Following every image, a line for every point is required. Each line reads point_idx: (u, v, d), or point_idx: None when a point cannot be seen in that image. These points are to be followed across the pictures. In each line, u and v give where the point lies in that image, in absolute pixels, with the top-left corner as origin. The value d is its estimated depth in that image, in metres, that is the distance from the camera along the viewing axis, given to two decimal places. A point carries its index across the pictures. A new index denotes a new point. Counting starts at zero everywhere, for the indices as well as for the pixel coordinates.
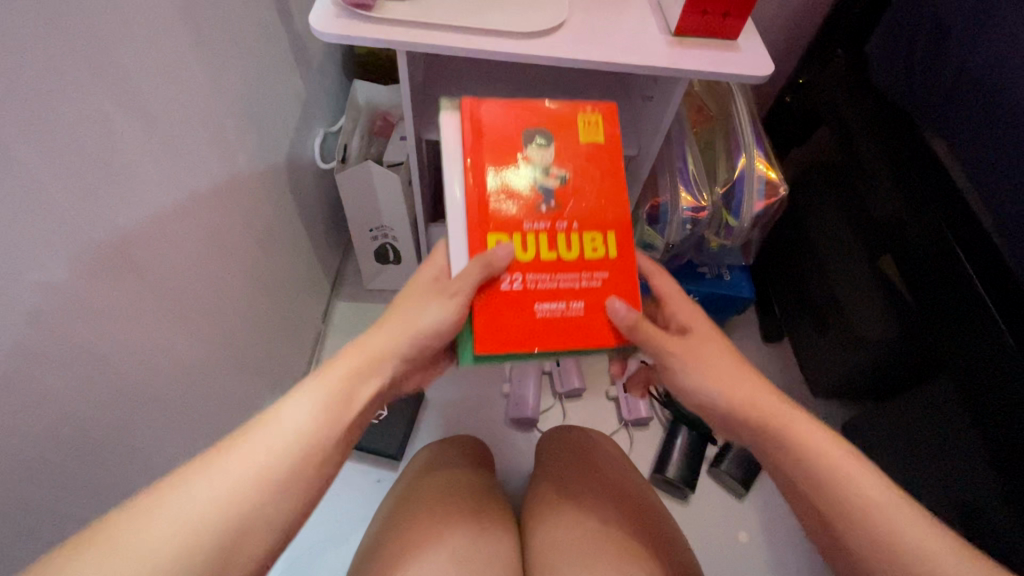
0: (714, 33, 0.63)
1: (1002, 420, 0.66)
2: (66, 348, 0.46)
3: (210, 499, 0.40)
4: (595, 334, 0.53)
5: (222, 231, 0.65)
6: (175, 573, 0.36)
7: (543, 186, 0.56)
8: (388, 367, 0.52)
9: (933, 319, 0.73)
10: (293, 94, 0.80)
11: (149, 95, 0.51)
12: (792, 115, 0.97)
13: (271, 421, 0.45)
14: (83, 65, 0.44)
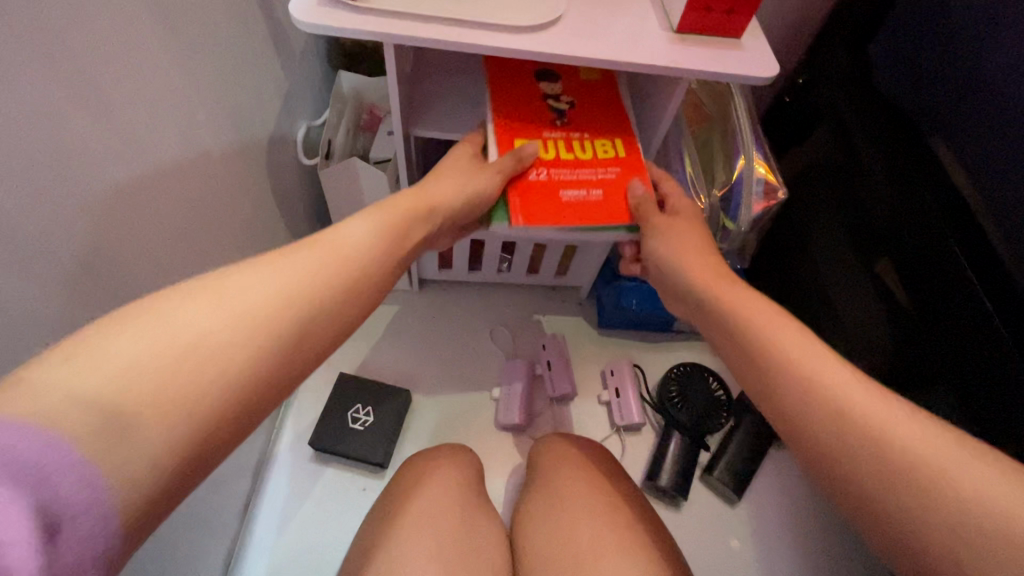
0: (716, 31, 0.61)
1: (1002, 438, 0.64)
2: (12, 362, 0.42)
3: (266, 293, 0.43)
4: (611, 210, 0.64)
5: (190, 232, 0.62)
6: (226, 343, 0.39)
7: (556, 108, 0.71)
8: (434, 212, 0.63)
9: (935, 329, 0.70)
10: (273, 86, 0.76)
11: (104, 87, 0.47)
12: (791, 114, 0.95)
13: (308, 245, 0.50)
14: (27, 56, 0.40)
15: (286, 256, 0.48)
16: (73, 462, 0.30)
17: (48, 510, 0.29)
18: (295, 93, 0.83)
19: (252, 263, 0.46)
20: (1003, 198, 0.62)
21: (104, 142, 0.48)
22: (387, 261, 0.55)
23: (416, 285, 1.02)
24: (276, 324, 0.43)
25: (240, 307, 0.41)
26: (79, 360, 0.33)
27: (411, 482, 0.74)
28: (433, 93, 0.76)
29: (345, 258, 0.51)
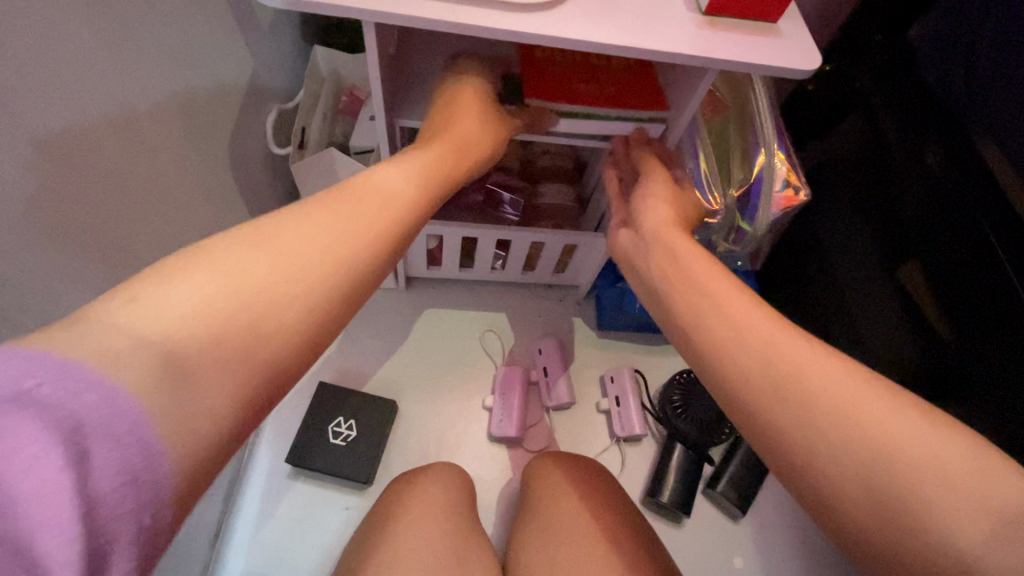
0: (749, 14, 0.53)
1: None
2: None
3: (313, 240, 0.41)
4: (626, 104, 0.63)
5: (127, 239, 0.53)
6: (278, 284, 0.37)
7: None
8: (455, 153, 0.57)
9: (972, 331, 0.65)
10: (237, 64, 0.66)
11: (12, 78, 0.38)
12: (815, 105, 0.87)
13: (341, 197, 0.45)
14: None
15: (311, 214, 0.43)
16: (122, 421, 0.28)
17: (89, 472, 0.26)
18: (262, 74, 0.73)
19: (283, 215, 0.42)
20: None
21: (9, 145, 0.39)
22: (426, 210, 0.52)
23: (403, 285, 0.94)
24: (332, 270, 0.40)
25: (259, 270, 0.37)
26: (143, 301, 0.32)
27: (397, 507, 0.68)
28: (420, 77, 0.67)
29: (383, 203, 0.47)
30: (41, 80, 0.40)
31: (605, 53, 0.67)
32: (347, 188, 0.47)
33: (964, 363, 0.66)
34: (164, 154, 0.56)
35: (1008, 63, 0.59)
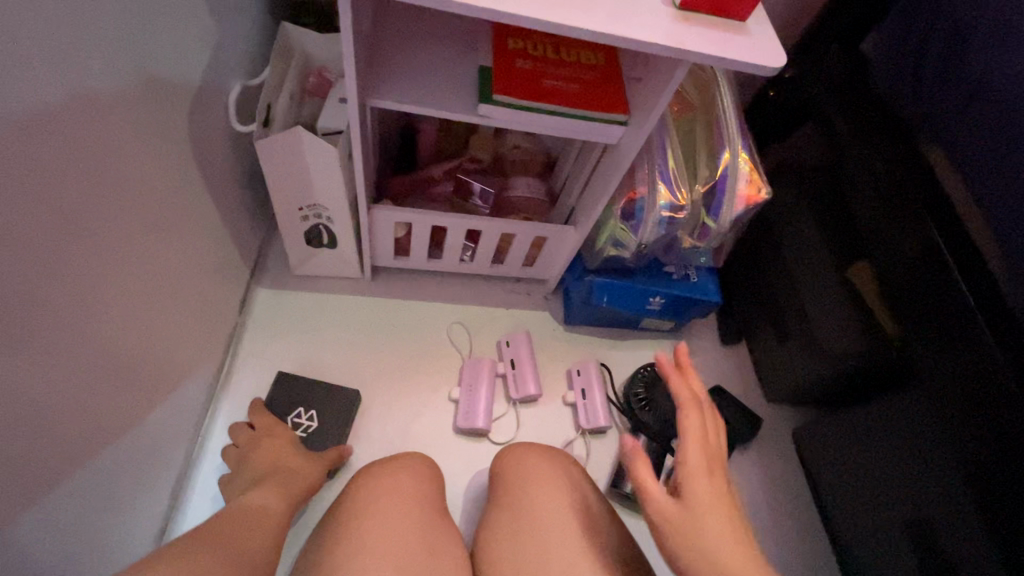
0: (721, 12, 0.54)
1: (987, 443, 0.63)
2: None
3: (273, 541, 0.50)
4: (588, 104, 0.64)
5: (85, 212, 0.48)
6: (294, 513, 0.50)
7: None
8: None
9: (919, 332, 0.69)
10: (199, 35, 0.62)
11: None
12: (775, 110, 0.92)
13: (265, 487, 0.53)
14: None
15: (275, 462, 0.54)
16: None
17: None
18: (227, 46, 0.69)
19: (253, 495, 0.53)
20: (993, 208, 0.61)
21: None
22: None
23: (369, 275, 0.93)
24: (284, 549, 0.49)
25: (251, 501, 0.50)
26: None
27: (364, 499, 0.66)
28: (396, 59, 0.66)
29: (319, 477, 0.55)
30: None
31: (579, 52, 0.68)
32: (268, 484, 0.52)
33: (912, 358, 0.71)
34: (122, 120, 0.52)
35: (960, 83, 0.65)
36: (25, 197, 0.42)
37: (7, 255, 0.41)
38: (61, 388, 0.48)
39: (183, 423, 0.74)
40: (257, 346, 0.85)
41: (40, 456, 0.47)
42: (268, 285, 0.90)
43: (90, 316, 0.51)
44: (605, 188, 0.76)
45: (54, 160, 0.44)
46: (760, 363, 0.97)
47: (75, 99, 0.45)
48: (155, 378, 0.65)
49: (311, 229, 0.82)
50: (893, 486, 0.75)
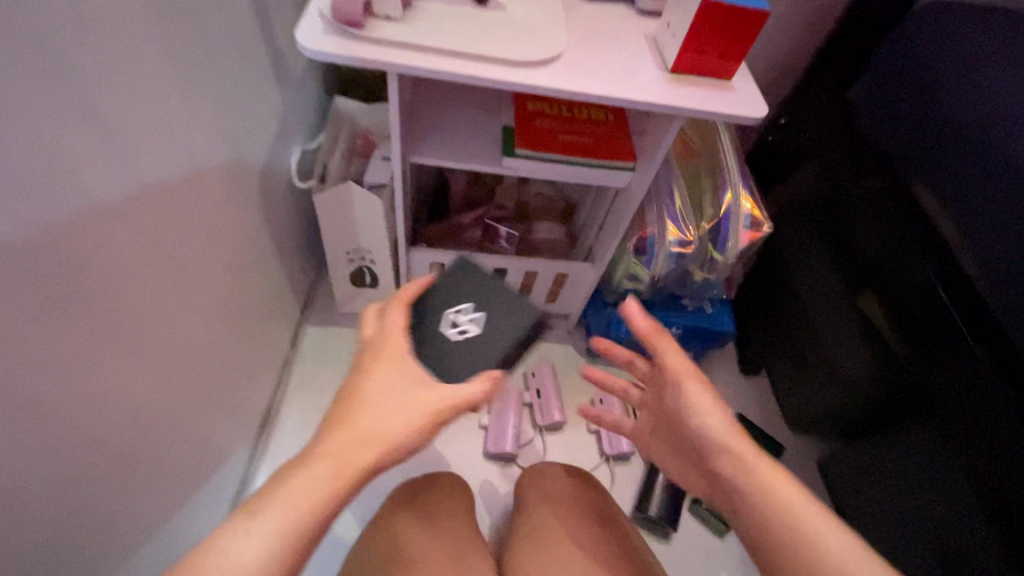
0: (710, 74, 0.64)
1: (992, 456, 0.63)
2: (12, 397, 0.38)
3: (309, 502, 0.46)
4: (599, 153, 0.74)
5: (190, 253, 0.58)
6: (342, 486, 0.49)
7: None
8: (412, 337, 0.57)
9: (919, 349, 0.72)
10: (273, 109, 0.75)
11: (124, 111, 0.45)
12: (773, 154, 1.00)
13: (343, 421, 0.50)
14: (54, 81, 0.38)
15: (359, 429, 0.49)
16: None
17: None
18: (291, 117, 0.82)
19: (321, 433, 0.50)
20: (976, 225, 0.66)
21: (120, 157, 0.45)
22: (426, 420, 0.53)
23: None
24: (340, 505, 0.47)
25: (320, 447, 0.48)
26: None
27: (405, 513, 0.71)
28: (431, 122, 0.77)
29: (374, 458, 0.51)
30: (145, 106, 0.47)
31: (590, 110, 0.78)
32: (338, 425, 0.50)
33: (912, 375, 0.73)
34: (217, 179, 0.63)
35: (934, 118, 0.72)
36: (160, 241, 0.52)
37: (145, 287, 0.50)
38: (162, 402, 0.56)
39: (243, 447, 0.81)
40: (305, 378, 0.94)
41: (141, 464, 0.55)
42: (315, 322, 0.99)
43: (187, 342, 0.60)
44: (618, 226, 0.84)
45: (176, 212, 0.54)
46: (780, 390, 1.00)
47: (191, 164, 0.56)
48: (226, 401, 0.73)
49: (355, 270, 0.92)
50: (920, 519, 0.74)
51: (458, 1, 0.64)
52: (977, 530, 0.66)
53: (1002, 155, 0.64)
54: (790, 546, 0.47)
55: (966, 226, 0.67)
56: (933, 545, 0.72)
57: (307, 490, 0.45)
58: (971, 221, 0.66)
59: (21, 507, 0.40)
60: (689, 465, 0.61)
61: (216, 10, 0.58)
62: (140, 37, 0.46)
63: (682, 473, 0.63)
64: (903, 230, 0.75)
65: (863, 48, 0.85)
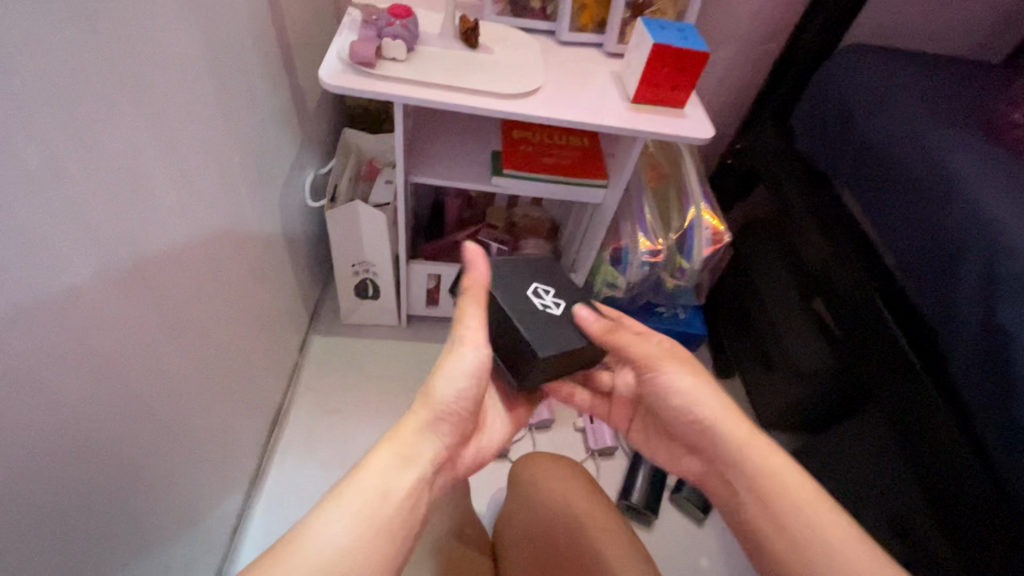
0: (665, 103, 0.75)
1: (914, 432, 0.72)
2: (90, 357, 0.45)
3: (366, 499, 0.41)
4: (575, 172, 0.85)
5: (224, 255, 0.67)
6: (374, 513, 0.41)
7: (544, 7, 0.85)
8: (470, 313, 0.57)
9: (853, 341, 0.81)
10: (291, 137, 0.86)
11: (179, 129, 0.55)
12: (732, 176, 1.13)
13: (415, 426, 0.47)
14: (134, 104, 0.48)
15: (440, 400, 0.49)
16: None
17: None
18: (306, 146, 0.93)
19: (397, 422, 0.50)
20: (891, 230, 0.77)
21: (175, 167, 0.55)
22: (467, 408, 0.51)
23: (405, 322, 1.10)
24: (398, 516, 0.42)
25: (397, 450, 0.45)
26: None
27: None
28: (429, 148, 0.88)
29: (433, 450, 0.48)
30: (194, 127, 0.57)
31: (568, 137, 0.90)
32: (413, 416, 0.48)
33: (851, 365, 0.82)
34: (248, 194, 0.73)
35: (849, 140, 0.84)
36: (201, 241, 0.61)
37: (189, 279, 0.59)
38: (196, 384, 0.63)
39: (257, 444, 0.88)
40: (312, 382, 1.01)
41: (178, 439, 0.61)
42: (321, 333, 1.08)
43: (218, 334, 0.68)
44: (596, 238, 0.94)
45: (215, 218, 0.64)
46: (750, 392, 1.08)
47: (227, 178, 0.66)
48: (246, 395, 0.80)
49: (359, 283, 1.01)
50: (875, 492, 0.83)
51: (453, 47, 0.77)
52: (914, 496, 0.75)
53: (902, 167, 0.75)
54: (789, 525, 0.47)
55: (885, 232, 0.78)
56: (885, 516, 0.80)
57: (387, 472, 0.43)
58: (887, 227, 0.77)
59: (92, 458, 0.47)
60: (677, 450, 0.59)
61: (252, 53, 0.69)
62: (198, 80, 0.57)
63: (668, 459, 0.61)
64: (832, 238, 0.86)
65: (801, 83, 0.98)
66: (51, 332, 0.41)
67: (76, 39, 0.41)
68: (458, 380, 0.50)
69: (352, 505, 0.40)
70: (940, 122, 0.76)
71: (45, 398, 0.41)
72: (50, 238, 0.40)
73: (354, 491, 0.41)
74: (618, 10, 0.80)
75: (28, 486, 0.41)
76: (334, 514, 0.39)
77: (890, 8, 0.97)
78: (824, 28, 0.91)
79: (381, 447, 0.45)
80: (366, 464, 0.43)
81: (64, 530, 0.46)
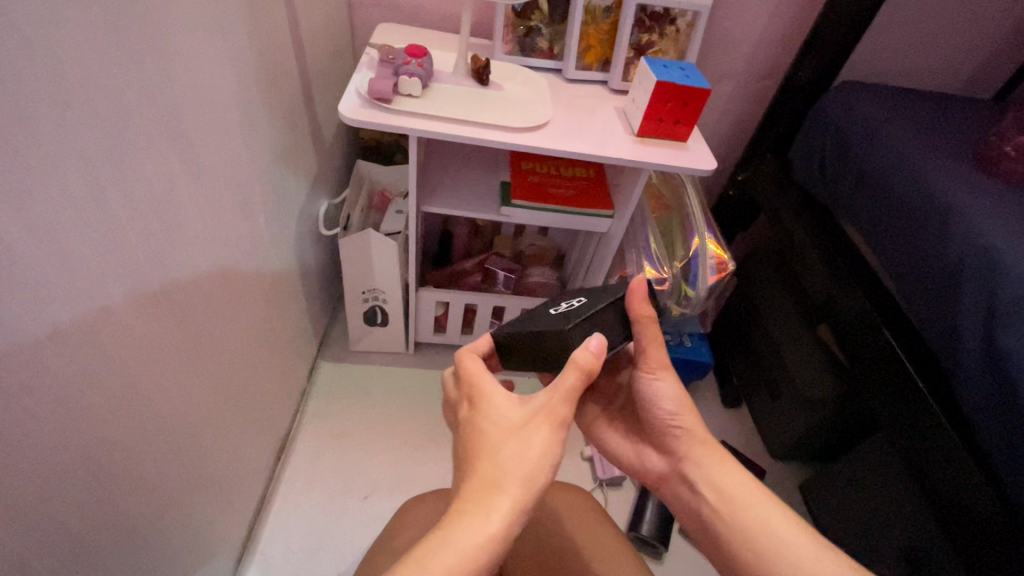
0: (668, 136, 0.78)
1: (923, 462, 0.72)
2: (117, 375, 0.46)
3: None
4: (582, 202, 0.87)
5: (242, 280, 0.69)
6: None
7: (542, 42, 0.89)
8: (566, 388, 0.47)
9: (861, 369, 0.82)
10: (308, 168, 0.89)
11: (207, 158, 0.57)
12: (734, 206, 1.15)
13: (504, 501, 0.41)
14: (168, 135, 0.50)
15: (531, 480, 0.42)
16: None
17: None
18: (321, 176, 0.96)
19: (458, 474, 0.44)
20: (892, 259, 0.79)
21: (202, 193, 0.57)
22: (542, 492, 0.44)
23: (412, 349, 1.11)
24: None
25: (486, 534, 0.39)
26: None
27: None
28: (439, 179, 0.91)
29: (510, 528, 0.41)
30: (220, 158, 0.60)
31: (574, 169, 0.93)
32: (502, 484, 0.41)
33: (860, 393, 0.82)
34: (267, 221, 0.75)
35: (848, 171, 0.87)
36: (222, 266, 0.63)
37: (210, 302, 0.60)
38: (212, 406, 0.64)
39: (265, 470, 0.87)
40: (319, 408, 1.01)
41: (193, 459, 0.61)
42: (330, 359, 1.09)
43: (234, 357, 0.69)
44: (602, 267, 0.96)
45: (236, 243, 0.66)
46: (758, 421, 1.07)
47: (248, 206, 0.68)
48: (257, 419, 0.80)
49: (369, 309, 1.02)
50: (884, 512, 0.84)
51: (465, 83, 0.80)
52: (927, 518, 0.75)
53: (901, 197, 0.77)
54: (765, 556, 0.47)
55: (888, 260, 0.79)
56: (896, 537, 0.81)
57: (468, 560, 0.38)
58: (889, 256, 0.79)
59: (111, 476, 0.48)
60: (644, 448, 0.59)
61: (275, 89, 0.73)
62: (226, 114, 0.60)
63: (632, 457, 0.60)
64: (832, 264, 0.88)
65: (797, 117, 1.02)
66: (83, 350, 0.42)
67: (119, 75, 0.44)
68: (552, 459, 0.44)
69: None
70: (933, 150, 0.79)
71: (71, 414, 0.42)
72: (87, 261, 0.42)
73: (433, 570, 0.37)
74: (623, 49, 0.84)
75: (49, 500, 0.41)
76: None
77: (880, 49, 1.01)
78: (817, 67, 0.96)
79: (463, 522, 0.39)
80: (447, 543, 0.38)
81: (78, 549, 0.46)
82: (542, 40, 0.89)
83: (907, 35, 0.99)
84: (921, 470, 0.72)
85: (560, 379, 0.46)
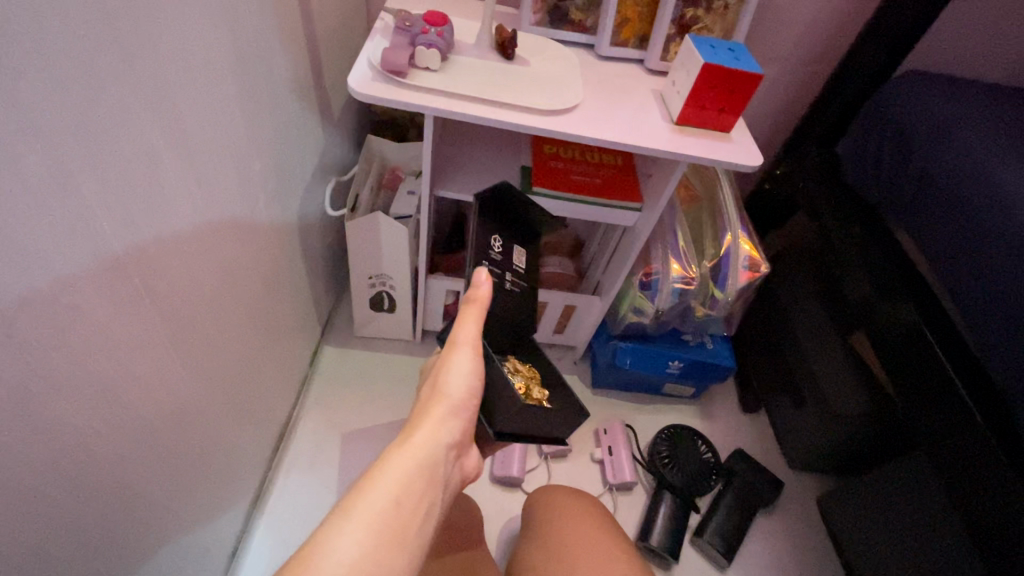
0: (711, 125, 0.71)
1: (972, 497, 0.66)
2: (85, 379, 0.41)
3: (384, 494, 0.39)
4: (608, 192, 0.80)
5: (238, 266, 0.63)
6: (383, 498, 0.39)
7: (576, 13, 0.81)
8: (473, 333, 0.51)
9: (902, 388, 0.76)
10: (314, 142, 0.82)
11: (197, 134, 0.51)
12: (770, 201, 1.08)
13: (429, 433, 0.45)
14: (149, 109, 0.44)
15: (452, 402, 0.47)
16: None
17: None
18: (329, 151, 0.90)
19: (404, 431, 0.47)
20: (952, 274, 0.71)
21: (190, 173, 0.51)
22: (464, 409, 0.48)
23: (419, 336, 1.07)
24: (406, 508, 0.39)
25: (416, 449, 0.43)
26: None
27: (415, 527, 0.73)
28: (455, 160, 0.84)
29: (435, 444, 0.44)
30: (214, 134, 0.54)
31: (600, 155, 0.87)
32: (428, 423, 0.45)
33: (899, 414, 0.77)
34: (266, 201, 0.69)
35: (907, 172, 0.79)
36: (214, 251, 0.57)
37: (199, 293, 0.55)
38: (200, 401, 0.60)
39: (263, 458, 0.84)
40: (321, 394, 0.98)
41: (179, 456, 0.57)
42: (334, 344, 1.04)
43: (227, 348, 0.64)
44: (623, 262, 0.90)
45: (231, 228, 0.60)
46: (778, 432, 1.02)
47: (246, 187, 0.63)
48: (253, 408, 0.76)
49: (376, 295, 0.97)
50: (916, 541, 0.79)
51: (488, 57, 0.73)
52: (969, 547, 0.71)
53: (964, 205, 0.70)
54: None
55: (945, 274, 0.72)
56: (918, 556, 0.78)
57: (402, 470, 0.41)
58: (946, 267, 0.72)
59: (82, 489, 0.44)
60: None
61: (279, 55, 0.66)
62: (220, 83, 0.54)
63: None
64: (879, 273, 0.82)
65: (848, 108, 0.94)
66: (46, 354, 0.38)
67: (92, 37, 0.38)
68: (471, 383, 0.49)
69: (375, 504, 0.38)
70: (1008, 156, 0.71)
71: (33, 426, 0.38)
72: (49, 255, 0.37)
73: (374, 491, 0.39)
74: (664, 23, 0.76)
75: (8, 522, 0.37)
76: (347, 529, 0.36)
77: (944, 35, 0.92)
78: (876, 53, 0.87)
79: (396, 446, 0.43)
80: (380, 474, 0.40)
81: (49, 563, 0.42)
82: (575, 11, 0.80)
83: (977, 19, 0.90)
84: (957, 499, 0.68)
85: (463, 325, 0.51)
